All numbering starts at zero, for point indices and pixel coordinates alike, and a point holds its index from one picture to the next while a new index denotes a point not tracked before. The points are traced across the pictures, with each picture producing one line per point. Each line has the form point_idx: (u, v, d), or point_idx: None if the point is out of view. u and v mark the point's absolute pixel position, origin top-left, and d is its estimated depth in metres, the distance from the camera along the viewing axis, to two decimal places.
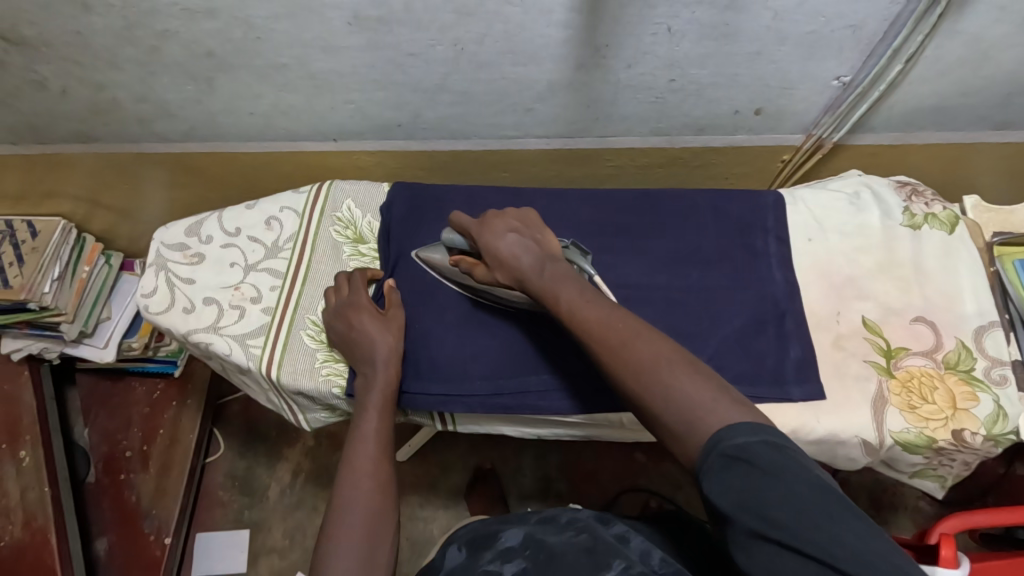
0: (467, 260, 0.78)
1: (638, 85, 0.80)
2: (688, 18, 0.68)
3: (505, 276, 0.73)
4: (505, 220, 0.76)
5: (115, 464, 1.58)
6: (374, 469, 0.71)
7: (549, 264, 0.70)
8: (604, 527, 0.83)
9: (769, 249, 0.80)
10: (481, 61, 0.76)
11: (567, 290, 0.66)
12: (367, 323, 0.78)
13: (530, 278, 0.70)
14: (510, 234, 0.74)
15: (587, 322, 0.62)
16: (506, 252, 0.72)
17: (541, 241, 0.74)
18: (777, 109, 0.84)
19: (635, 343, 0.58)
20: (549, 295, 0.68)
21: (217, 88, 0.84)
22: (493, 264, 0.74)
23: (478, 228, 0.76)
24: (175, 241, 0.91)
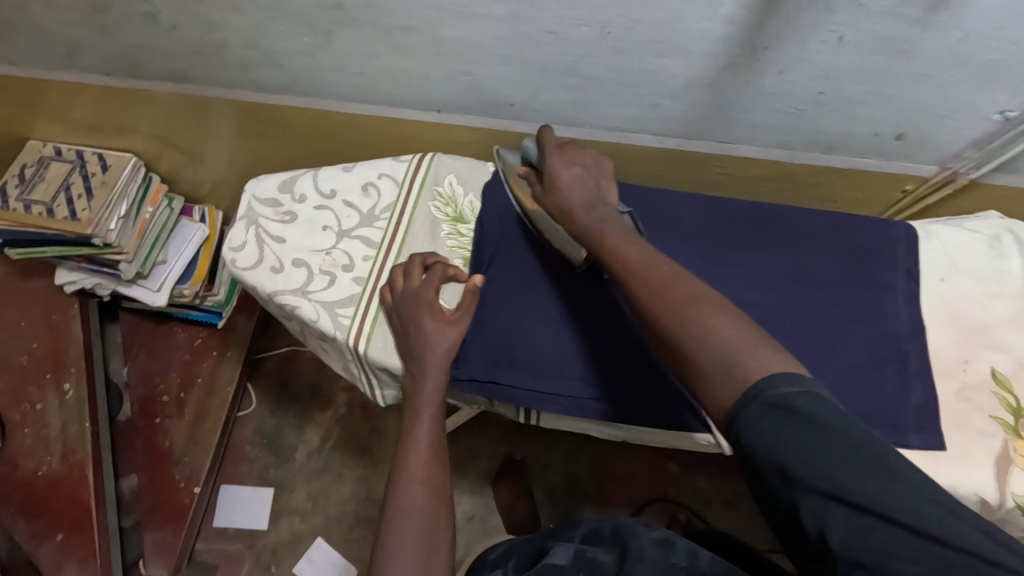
0: (532, 176, 0.82)
1: (781, 94, 0.75)
2: (865, 29, 0.63)
3: (553, 203, 0.77)
4: (580, 155, 0.80)
5: (151, 406, 1.57)
6: (425, 476, 0.67)
7: (598, 205, 0.74)
8: (647, 530, 0.76)
9: (897, 284, 0.76)
10: (624, 48, 0.72)
11: (614, 227, 0.70)
12: (427, 321, 0.74)
13: (576, 210, 0.74)
14: (578, 167, 0.78)
15: (631, 254, 0.65)
16: (565, 181, 0.76)
17: (602, 186, 0.78)
18: (921, 136, 0.78)
19: (676, 282, 0.59)
20: (589, 229, 0.72)
21: (334, 43, 0.80)
22: (549, 189, 0.77)
23: (554, 149, 0.80)
24: (268, 196, 0.89)
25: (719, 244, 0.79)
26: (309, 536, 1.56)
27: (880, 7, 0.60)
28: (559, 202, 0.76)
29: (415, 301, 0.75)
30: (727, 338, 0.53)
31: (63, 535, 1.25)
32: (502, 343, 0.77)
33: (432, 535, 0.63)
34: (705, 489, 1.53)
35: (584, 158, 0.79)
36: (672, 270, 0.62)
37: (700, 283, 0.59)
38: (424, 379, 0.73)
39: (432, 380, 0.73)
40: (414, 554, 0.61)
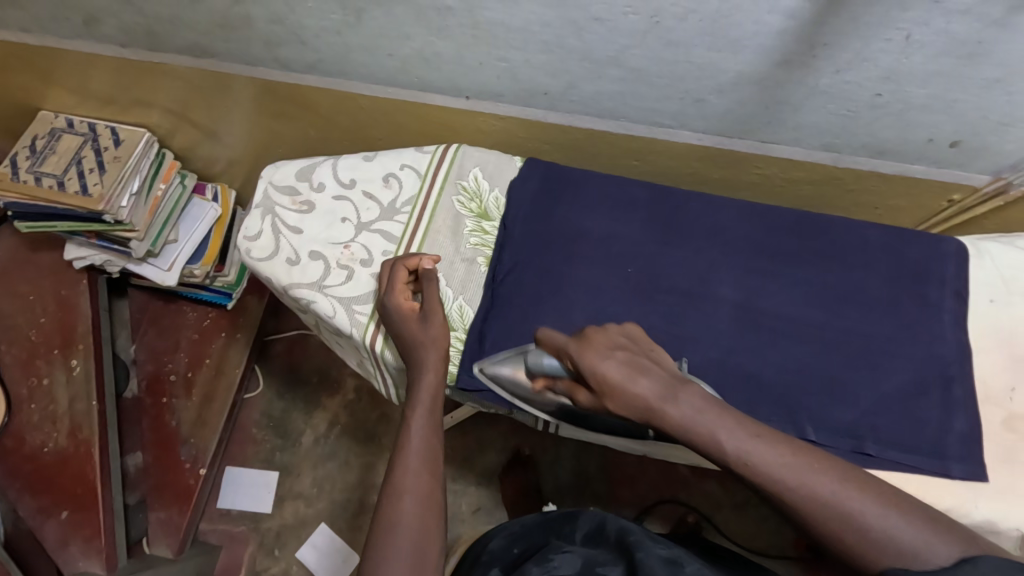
0: (563, 383, 0.66)
1: (836, 94, 0.71)
2: (938, 29, 0.59)
3: (621, 407, 0.60)
4: (609, 337, 0.64)
5: (158, 385, 1.55)
6: (415, 480, 0.65)
7: (680, 390, 0.58)
8: (657, 545, 0.72)
9: (944, 303, 0.73)
10: (673, 39, 0.68)
11: (725, 426, 0.54)
12: (410, 331, 0.73)
13: (662, 410, 0.57)
14: (617, 356, 0.61)
15: (767, 468, 0.52)
16: (618, 382, 0.59)
17: (655, 363, 0.62)
18: (980, 144, 0.74)
19: (809, 486, 0.51)
20: (698, 434, 0.55)
21: (364, 22, 0.76)
22: (605, 395, 0.61)
23: (578, 348, 0.63)
24: (285, 183, 0.86)
25: (758, 255, 0.77)
26: (313, 521, 1.55)
27: (958, 6, 0.56)
28: (634, 401, 0.59)
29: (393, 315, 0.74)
30: (878, 522, 0.49)
31: (67, 513, 1.23)
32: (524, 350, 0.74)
33: (424, 541, 0.61)
34: (717, 493, 1.49)
35: (612, 340, 0.63)
36: (811, 488, 0.51)
37: (820, 465, 0.52)
38: (420, 379, 0.71)
39: (428, 381, 0.71)
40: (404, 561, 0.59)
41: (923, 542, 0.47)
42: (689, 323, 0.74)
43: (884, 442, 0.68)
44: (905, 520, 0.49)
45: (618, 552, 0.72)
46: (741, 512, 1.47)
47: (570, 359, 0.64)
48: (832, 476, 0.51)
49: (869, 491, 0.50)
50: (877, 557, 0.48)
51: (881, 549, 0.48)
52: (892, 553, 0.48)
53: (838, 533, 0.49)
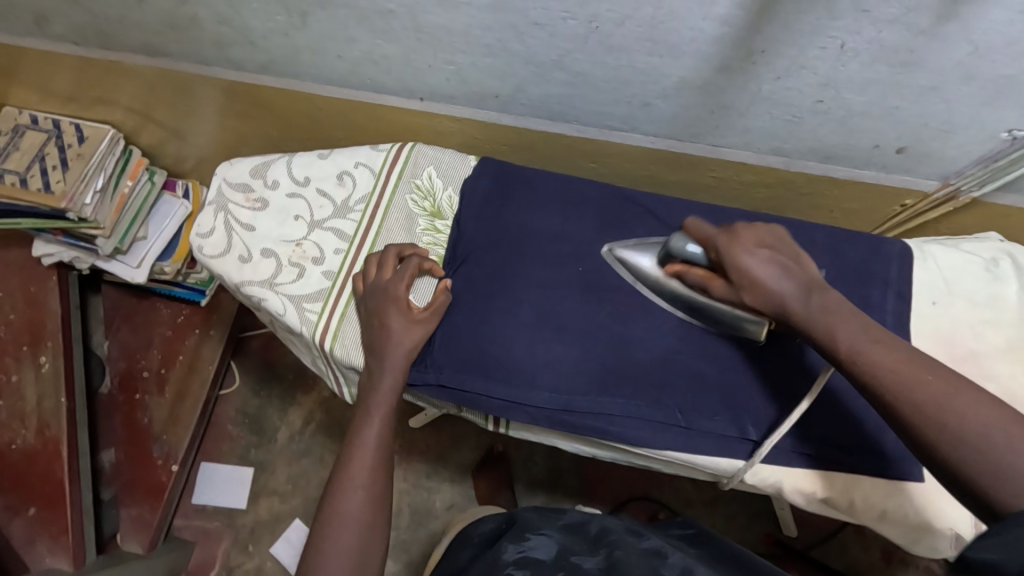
0: (698, 275, 0.70)
1: (780, 100, 0.71)
2: (869, 38, 0.59)
3: (757, 300, 0.64)
4: (757, 234, 0.67)
5: (131, 382, 1.55)
6: (367, 482, 0.68)
7: (816, 292, 0.61)
8: (636, 540, 0.72)
9: (886, 305, 0.72)
10: (614, 44, 0.67)
11: (851, 328, 0.57)
12: (393, 320, 0.72)
13: (797, 307, 0.61)
14: (764, 252, 0.64)
15: (878, 368, 0.54)
16: (760, 273, 0.63)
17: (799, 263, 0.65)
18: (924, 150, 0.74)
19: (920, 392, 0.51)
20: (821, 333, 0.59)
21: (309, 24, 0.76)
22: (742, 284, 0.64)
23: (727, 243, 0.66)
24: (239, 180, 0.85)
25: None
26: (288, 516, 1.56)
27: (886, 16, 0.56)
28: (768, 295, 0.63)
29: (384, 294, 0.73)
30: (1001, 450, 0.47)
31: (35, 510, 1.23)
32: (471, 348, 0.74)
33: (365, 539, 0.66)
34: (688, 490, 1.50)
35: (763, 236, 0.66)
36: (939, 401, 0.50)
37: (939, 381, 0.51)
38: (380, 378, 0.71)
39: (387, 380, 0.71)
40: (344, 560, 0.64)
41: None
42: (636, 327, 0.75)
43: None
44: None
45: (595, 543, 0.72)
46: (711, 508, 1.48)
47: (715, 250, 0.68)
48: (956, 394, 0.50)
49: (996, 415, 0.48)
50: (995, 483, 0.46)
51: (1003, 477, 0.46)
52: (1007, 483, 0.45)
53: (953, 447, 0.48)
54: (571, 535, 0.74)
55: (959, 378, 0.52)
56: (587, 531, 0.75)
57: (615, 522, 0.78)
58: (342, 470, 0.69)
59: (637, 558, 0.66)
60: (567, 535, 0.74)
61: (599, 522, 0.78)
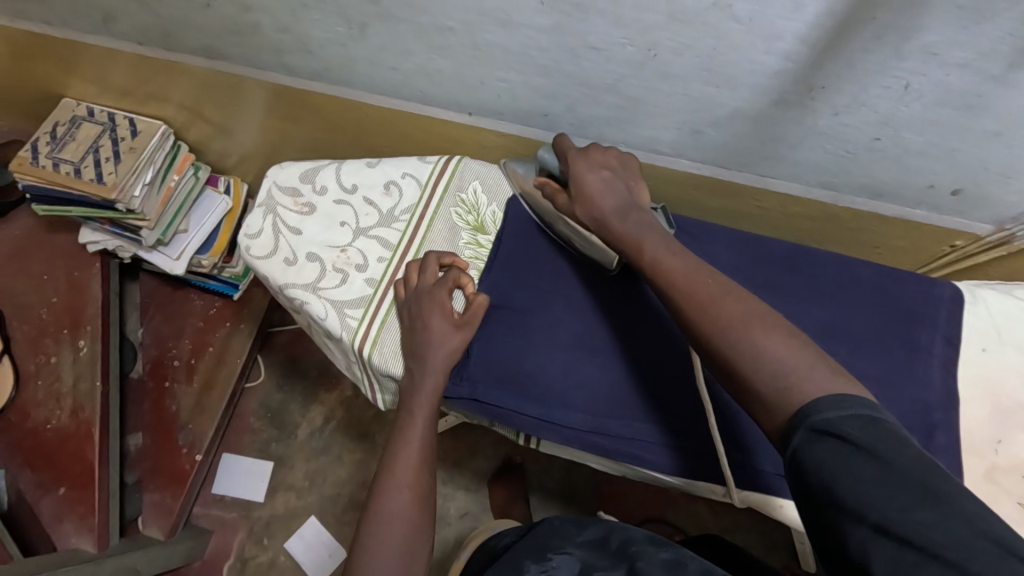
0: (551, 186, 0.76)
1: (835, 135, 0.70)
2: (936, 80, 0.58)
3: (584, 213, 0.72)
4: (604, 157, 0.75)
5: (162, 369, 1.58)
6: (413, 482, 0.68)
7: (634, 211, 0.69)
8: (657, 548, 0.72)
9: (933, 349, 0.71)
10: (670, 72, 0.67)
11: (650, 236, 0.66)
12: (436, 322, 0.72)
13: (614, 222, 0.69)
14: (604, 172, 0.72)
15: (673, 272, 0.62)
16: (592, 187, 0.71)
17: (632, 188, 0.73)
18: (980, 193, 0.73)
19: (699, 290, 0.60)
20: (628, 243, 0.68)
21: (368, 36, 0.77)
22: (576, 196, 0.72)
23: (577, 155, 0.75)
24: (288, 184, 0.86)
25: (747, 286, 0.75)
26: (303, 513, 1.58)
27: (957, 60, 0.55)
28: (595, 209, 0.71)
29: (427, 297, 0.74)
30: (755, 333, 0.55)
31: (65, 490, 1.27)
32: (506, 365, 0.74)
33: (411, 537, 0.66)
34: (705, 516, 1.48)
35: (608, 159, 0.74)
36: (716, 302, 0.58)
37: (715, 284, 0.59)
38: (424, 378, 0.71)
39: (429, 383, 0.71)
40: (391, 558, 0.64)
41: (802, 365, 0.52)
42: (673, 353, 0.74)
43: None
44: (779, 338, 0.54)
45: (617, 557, 0.72)
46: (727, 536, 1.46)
47: (565, 162, 0.76)
48: (724, 288, 0.59)
49: (752, 312, 0.57)
50: (745, 364, 0.54)
51: (753, 358, 0.54)
52: (766, 370, 0.53)
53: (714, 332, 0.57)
54: (593, 553, 0.73)
55: (728, 282, 0.60)
56: (607, 543, 0.75)
57: (634, 528, 0.78)
58: (388, 470, 0.69)
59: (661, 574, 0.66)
60: (586, 552, 0.74)
61: (618, 529, 0.78)
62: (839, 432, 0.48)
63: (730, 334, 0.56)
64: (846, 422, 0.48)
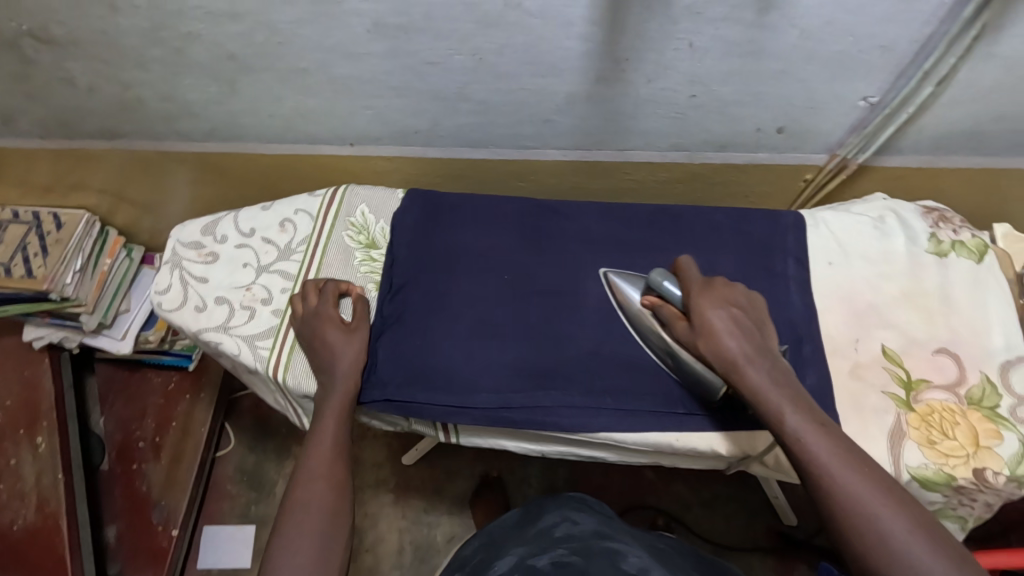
0: (670, 310, 0.70)
1: (659, 100, 0.78)
2: (710, 35, 0.67)
3: (708, 349, 0.65)
4: (732, 294, 0.68)
5: (129, 452, 1.56)
6: (327, 475, 0.69)
7: (766, 360, 0.63)
8: (603, 540, 0.74)
9: (788, 273, 0.78)
10: (501, 71, 0.76)
11: (793, 405, 0.60)
12: (331, 334, 0.78)
13: (744, 373, 0.62)
14: (732, 311, 0.66)
15: (815, 451, 0.57)
16: (719, 329, 0.64)
17: (761, 332, 0.66)
18: (801, 128, 0.82)
19: (851, 484, 0.55)
20: (768, 407, 0.60)
21: (238, 90, 0.85)
22: (699, 335, 0.66)
23: (701, 286, 0.68)
24: (192, 239, 0.92)
25: (618, 248, 0.82)
26: None
27: (716, 15, 0.64)
28: (722, 356, 0.64)
29: (317, 318, 0.80)
30: (899, 537, 0.52)
31: None
32: (411, 364, 0.78)
33: (329, 533, 0.66)
34: None
35: (732, 297, 0.68)
36: (867, 501, 0.54)
37: (868, 475, 0.56)
38: (334, 385, 0.76)
39: (339, 394, 0.75)
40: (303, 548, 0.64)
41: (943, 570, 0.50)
42: (560, 319, 0.79)
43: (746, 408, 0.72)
44: (926, 539, 0.52)
45: (559, 543, 0.74)
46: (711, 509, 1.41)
47: (686, 296, 0.69)
48: (876, 485, 0.55)
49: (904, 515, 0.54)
50: (885, 563, 0.52)
51: (891, 557, 0.52)
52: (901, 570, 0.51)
53: (857, 527, 0.54)
54: (540, 543, 0.75)
55: (871, 465, 0.56)
56: (554, 536, 0.77)
57: (584, 523, 0.80)
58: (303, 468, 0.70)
59: (601, 558, 0.68)
60: (529, 546, 0.75)
61: (569, 526, 0.79)
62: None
63: (881, 541, 0.53)
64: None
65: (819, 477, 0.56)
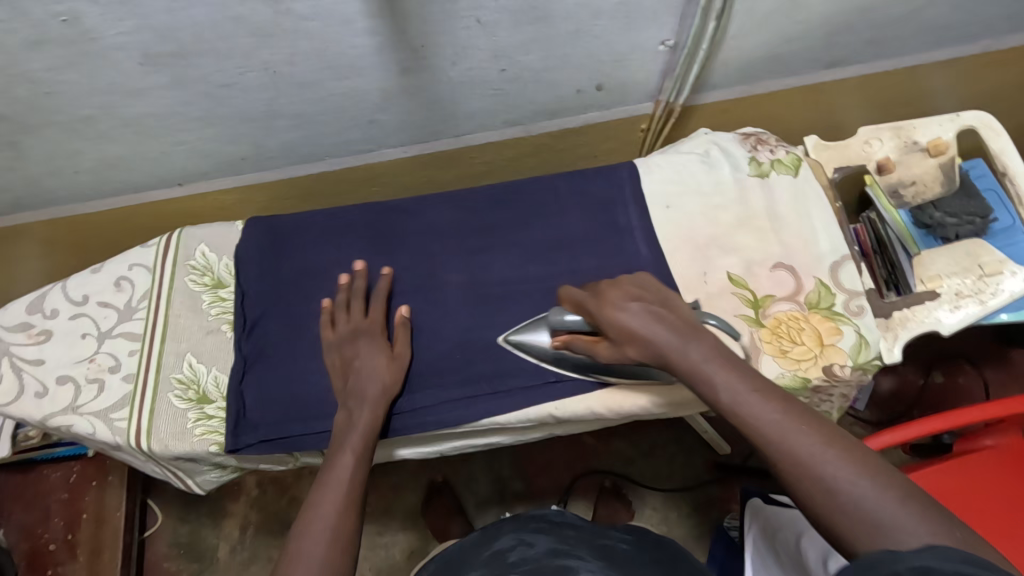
0: (584, 340, 0.66)
1: (473, 80, 0.78)
2: (493, 7, 0.66)
3: (640, 352, 0.60)
4: (626, 289, 0.64)
5: (41, 560, 1.37)
6: (337, 522, 0.60)
7: (693, 338, 0.57)
8: (556, 559, 0.73)
9: (631, 224, 0.80)
10: (302, 80, 0.73)
11: (729, 376, 0.54)
12: (367, 350, 0.72)
13: (676, 355, 0.57)
14: (636, 303, 0.61)
15: (756, 416, 0.51)
16: (637, 328, 0.60)
17: (676, 311, 0.61)
18: (617, 81, 0.84)
19: (798, 443, 0.48)
20: (700, 381, 0.55)
21: (26, 151, 0.77)
22: (620, 340, 0.61)
23: (597, 302, 0.64)
24: (17, 321, 0.83)
25: (468, 234, 0.82)
26: None
27: None
28: (650, 349, 0.59)
29: (360, 334, 0.74)
30: (851, 485, 0.46)
31: None
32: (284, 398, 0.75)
33: None
34: None
35: (637, 291, 0.64)
36: (820, 452, 0.48)
37: (814, 430, 0.49)
38: (358, 413, 0.68)
39: (362, 424, 0.68)
40: None
41: (918, 528, 0.43)
42: (423, 316, 0.78)
43: None
44: (893, 495, 0.44)
45: (513, 567, 0.72)
46: (656, 460, 1.41)
47: (590, 314, 0.65)
48: (822, 438, 0.48)
49: (862, 461, 0.47)
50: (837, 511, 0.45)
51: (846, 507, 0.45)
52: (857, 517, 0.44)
53: (797, 474, 0.47)
54: (493, 569, 0.73)
55: (808, 411, 0.51)
56: (507, 558, 0.75)
57: (538, 543, 0.78)
58: (308, 513, 0.61)
59: None
60: (481, 572, 0.73)
61: (522, 547, 0.78)
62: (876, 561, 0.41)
63: (825, 484, 0.46)
64: (926, 555, 0.40)
65: (761, 442, 0.50)
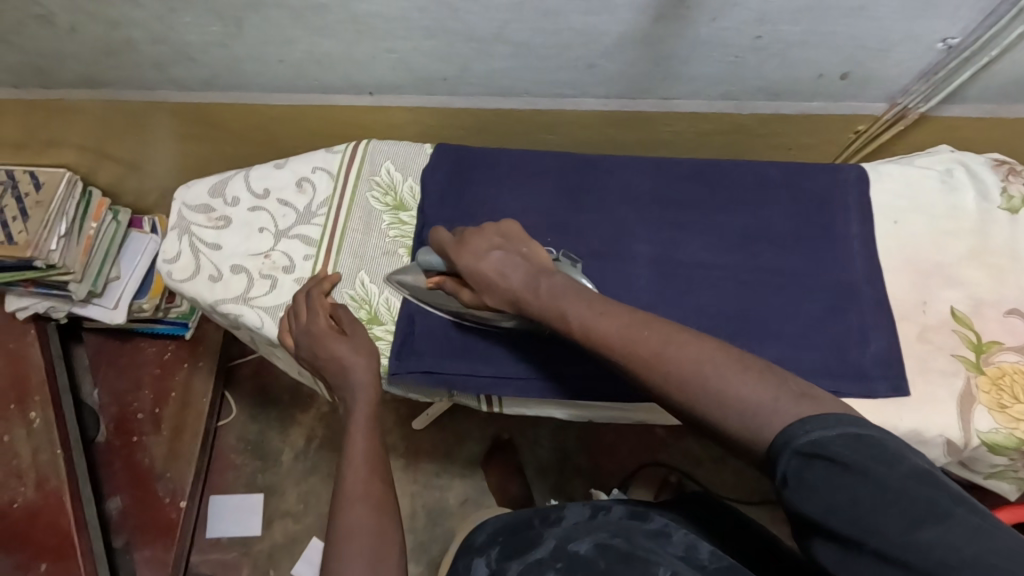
0: (452, 284, 0.70)
1: (719, 42, 0.72)
2: None
3: (496, 298, 0.63)
4: (485, 236, 0.66)
5: (126, 425, 1.31)
6: (364, 490, 0.58)
7: (543, 276, 0.61)
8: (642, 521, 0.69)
9: (850, 231, 0.74)
10: (548, 8, 0.68)
11: (574, 305, 0.56)
12: (337, 346, 0.69)
13: (527, 293, 0.60)
14: (494, 251, 0.64)
15: (605, 338, 0.53)
16: (492, 272, 0.63)
17: (527, 253, 0.64)
18: (866, 73, 0.76)
19: (642, 347, 0.51)
20: (553, 311, 0.58)
21: (245, 30, 0.76)
22: (479, 288, 0.64)
23: (456, 248, 0.66)
24: (199, 202, 0.83)
25: (665, 206, 0.77)
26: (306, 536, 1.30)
27: None
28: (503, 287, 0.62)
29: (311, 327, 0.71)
30: (719, 389, 0.46)
31: (47, 565, 1.01)
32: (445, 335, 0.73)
33: (378, 543, 0.55)
34: None
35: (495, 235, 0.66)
36: (672, 361, 0.49)
37: (654, 334, 0.51)
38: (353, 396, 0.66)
39: (361, 401, 0.66)
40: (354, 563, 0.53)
41: (766, 400, 0.45)
42: (607, 280, 0.73)
43: (806, 376, 0.67)
44: (753, 382, 0.46)
45: (597, 527, 0.68)
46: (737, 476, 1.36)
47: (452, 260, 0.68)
48: (679, 346, 0.50)
49: (702, 350, 0.49)
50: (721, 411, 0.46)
51: (724, 408, 0.46)
52: (733, 412, 0.45)
53: (668, 392, 0.49)
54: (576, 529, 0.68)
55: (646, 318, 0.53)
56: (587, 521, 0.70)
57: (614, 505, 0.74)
58: (338, 488, 0.58)
59: (648, 546, 0.63)
60: (564, 529, 0.68)
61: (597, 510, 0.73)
62: (774, 447, 0.42)
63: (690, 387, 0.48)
64: (806, 425, 0.42)
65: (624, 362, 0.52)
